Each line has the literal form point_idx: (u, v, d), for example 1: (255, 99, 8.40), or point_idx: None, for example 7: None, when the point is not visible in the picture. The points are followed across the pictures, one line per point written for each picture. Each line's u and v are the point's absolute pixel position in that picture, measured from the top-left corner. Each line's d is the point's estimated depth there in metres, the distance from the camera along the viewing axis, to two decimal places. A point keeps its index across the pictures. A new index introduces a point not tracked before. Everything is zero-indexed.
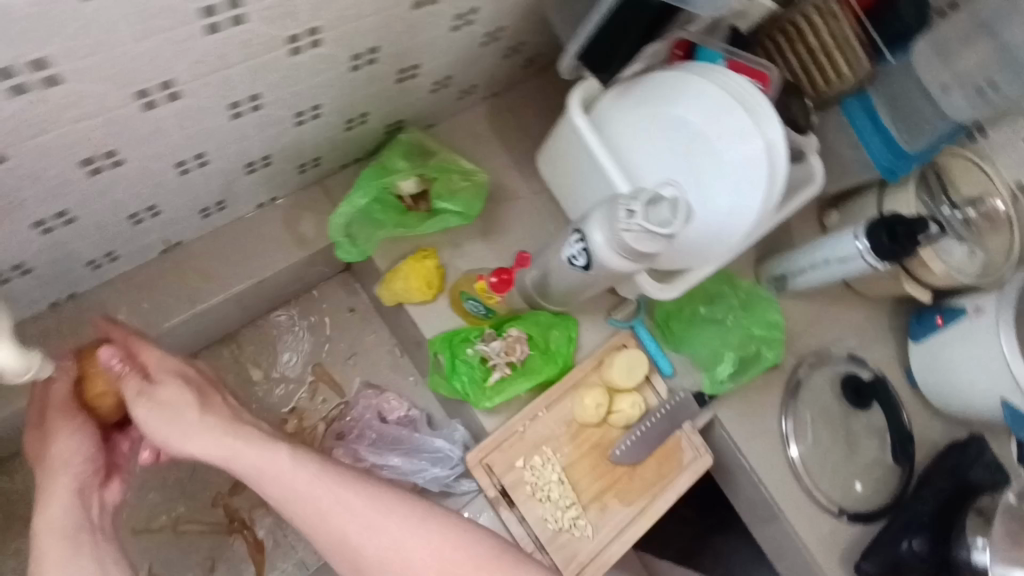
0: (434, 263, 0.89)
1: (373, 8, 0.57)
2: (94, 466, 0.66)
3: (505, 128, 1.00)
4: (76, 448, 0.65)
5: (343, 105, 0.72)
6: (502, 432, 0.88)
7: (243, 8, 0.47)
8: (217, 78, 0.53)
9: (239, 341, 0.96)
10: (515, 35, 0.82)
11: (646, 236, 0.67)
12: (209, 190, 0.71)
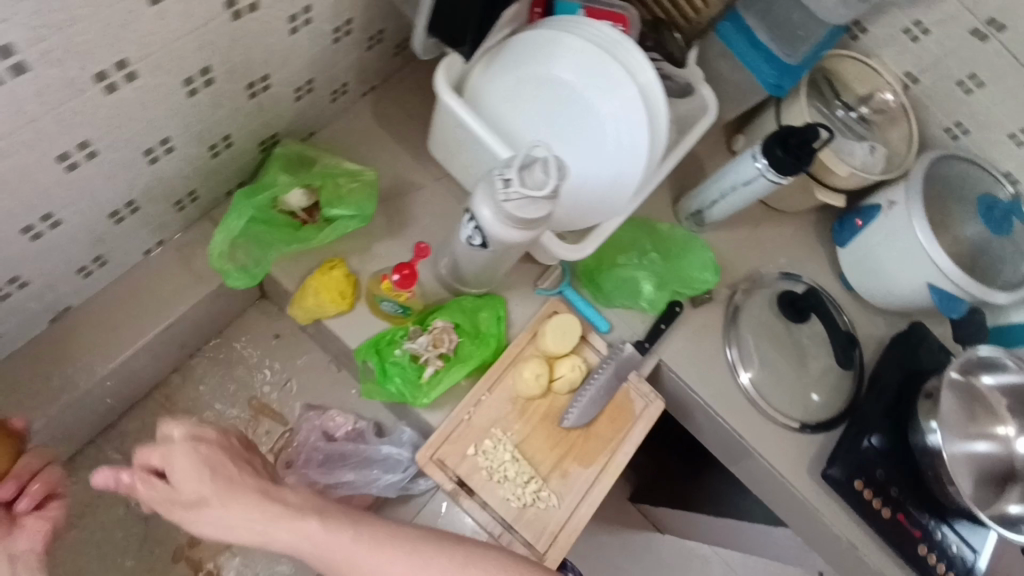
0: (343, 272, 0.87)
1: (183, 28, 0.54)
2: (16, 550, 0.64)
3: (392, 120, 0.97)
4: None
5: (196, 133, 0.69)
6: (448, 424, 0.87)
7: (20, 55, 0.45)
8: (27, 133, 0.50)
9: (168, 392, 0.94)
10: (369, 24, 0.79)
11: (527, 203, 0.66)
12: (76, 250, 0.69)
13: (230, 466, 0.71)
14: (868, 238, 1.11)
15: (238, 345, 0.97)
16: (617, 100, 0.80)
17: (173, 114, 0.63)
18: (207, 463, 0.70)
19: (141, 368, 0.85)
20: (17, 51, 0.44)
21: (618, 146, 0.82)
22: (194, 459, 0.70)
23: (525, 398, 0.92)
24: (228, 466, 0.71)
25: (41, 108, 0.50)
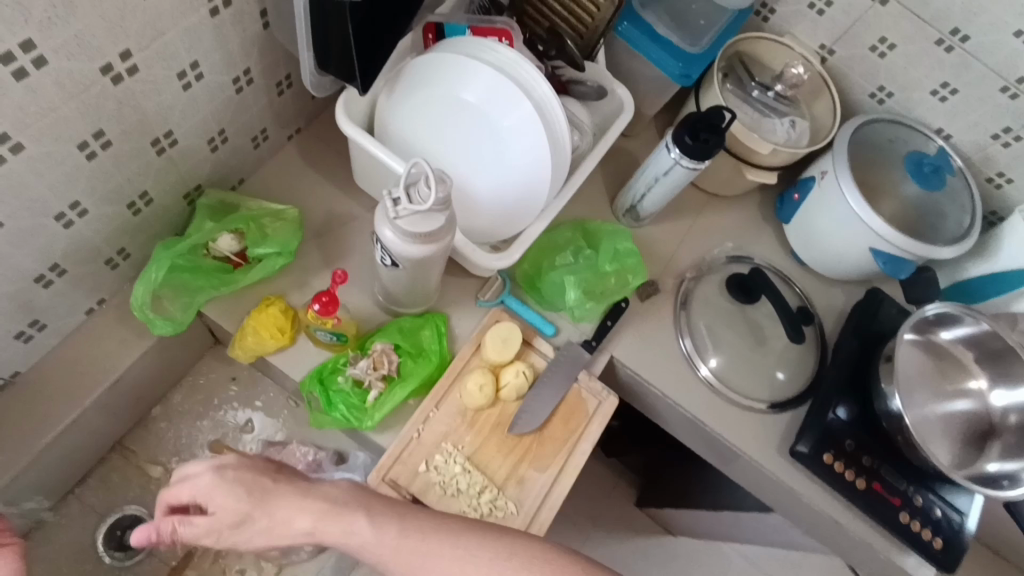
0: (280, 308, 0.89)
1: (58, 96, 0.59)
2: None
3: (321, 159, 1.01)
4: None
5: (107, 193, 0.73)
6: (398, 443, 0.88)
7: None
8: None
9: (131, 446, 0.97)
10: (271, 71, 0.84)
11: (420, 217, 0.68)
12: (7, 316, 0.73)
13: (263, 481, 0.74)
14: (807, 211, 1.11)
15: (199, 393, 1.01)
16: (515, 112, 0.83)
17: (73, 178, 0.67)
18: (235, 486, 0.73)
19: (95, 426, 0.89)
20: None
21: (525, 153, 0.84)
22: (215, 495, 0.72)
23: (473, 409, 0.92)
24: (257, 481, 0.74)
25: None
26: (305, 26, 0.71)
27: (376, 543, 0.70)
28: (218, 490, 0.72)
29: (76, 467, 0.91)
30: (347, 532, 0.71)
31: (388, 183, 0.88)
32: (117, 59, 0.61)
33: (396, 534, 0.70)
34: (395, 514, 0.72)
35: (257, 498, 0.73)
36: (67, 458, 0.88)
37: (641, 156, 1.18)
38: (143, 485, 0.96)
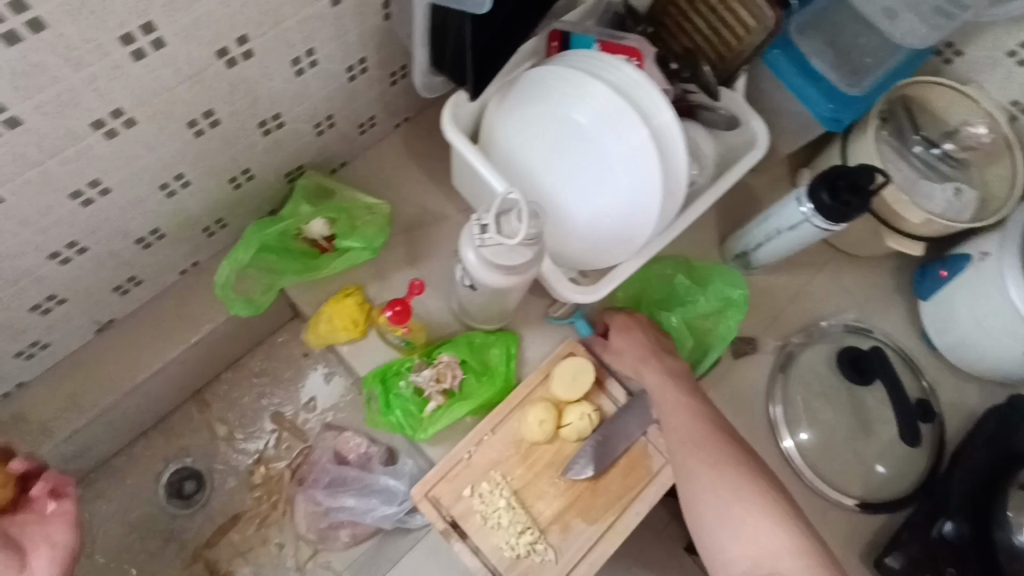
0: (356, 301, 0.89)
1: (173, 77, 0.59)
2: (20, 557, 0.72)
3: (424, 153, 0.99)
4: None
5: (211, 169, 0.74)
6: (445, 462, 0.85)
7: (13, 109, 0.51)
8: (35, 173, 0.58)
9: (201, 403, 1.01)
10: (387, 62, 0.82)
11: (506, 249, 0.63)
12: (108, 270, 0.77)
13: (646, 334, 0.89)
14: (954, 292, 0.94)
15: (272, 363, 1.03)
16: (621, 146, 0.75)
17: (180, 153, 0.68)
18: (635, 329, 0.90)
19: (172, 381, 0.93)
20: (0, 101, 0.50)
21: (626, 190, 0.77)
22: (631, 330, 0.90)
23: (529, 442, 0.87)
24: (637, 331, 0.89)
25: (34, 150, 0.56)
26: (423, 30, 0.69)
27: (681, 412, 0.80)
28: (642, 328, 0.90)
29: (152, 412, 0.96)
30: (671, 403, 0.81)
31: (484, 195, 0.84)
32: (233, 44, 0.61)
33: (694, 417, 0.79)
34: (687, 407, 0.80)
35: (641, 344, 0.88)
36: (146, 404, 0.93)
37: (764, 197, 1.06)
38: (208, 441, 1.00)
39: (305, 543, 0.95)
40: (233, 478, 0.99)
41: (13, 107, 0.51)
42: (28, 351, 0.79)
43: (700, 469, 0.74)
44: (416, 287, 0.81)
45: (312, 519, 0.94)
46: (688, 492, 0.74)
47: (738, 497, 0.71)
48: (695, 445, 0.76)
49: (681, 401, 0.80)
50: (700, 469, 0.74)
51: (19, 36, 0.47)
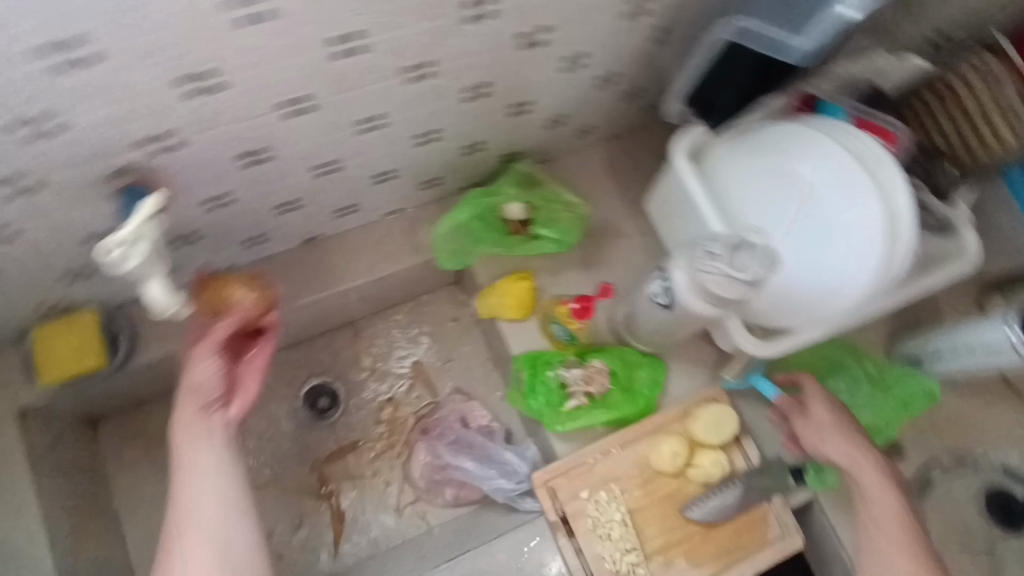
0: (528, 286, 0.95)
1: (484, 46, 0.66)
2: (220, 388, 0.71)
3: (624, 170, 1.03)
4: (205, 373, 0.70)
5: (460, 132, 0.82)
6: (572, 460, 0.89)
7: (368, 39, 0.58)
8: (347, 96, 0.65)
9: (350, 334, 1.10)
10: (632, 79, 0.88)
11: (725, 280, 0.66)
12: (341, 194, 0.86)
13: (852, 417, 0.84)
14: None
15: (421, 316, 1.11)
16: (854, 219, 0.73)
17: (448, 110, 0.76)
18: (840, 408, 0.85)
19: (341, 306, 1.01)
20: (363, 31, 0.57)
21: (841, 267, 0.75)
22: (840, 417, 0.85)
23: (655, 469, 0.90)
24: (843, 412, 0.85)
25: (358, 79, 0.63)
26: (705, 57, 0.78)
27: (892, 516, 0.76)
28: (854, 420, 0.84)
29: (315, 328, 1.05)
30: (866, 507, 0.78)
31: (683, 227, 0.85)
32: (537, 31, 0.67)
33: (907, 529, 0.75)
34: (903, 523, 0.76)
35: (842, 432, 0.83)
36: (315, 319, 1.03)
37: (944, 307, 1.03)
38: (350, 369, 1.08)
39: (412, 486, 1.02)
40: (363, 410, 1.06)
41: (367, 40, 0.58)
42: (253, 242, 0.87)
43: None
44: (609, 290, 0.94)
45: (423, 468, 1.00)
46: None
47: None
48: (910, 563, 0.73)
49: (898, 514, 0.76)
50: None
51: None
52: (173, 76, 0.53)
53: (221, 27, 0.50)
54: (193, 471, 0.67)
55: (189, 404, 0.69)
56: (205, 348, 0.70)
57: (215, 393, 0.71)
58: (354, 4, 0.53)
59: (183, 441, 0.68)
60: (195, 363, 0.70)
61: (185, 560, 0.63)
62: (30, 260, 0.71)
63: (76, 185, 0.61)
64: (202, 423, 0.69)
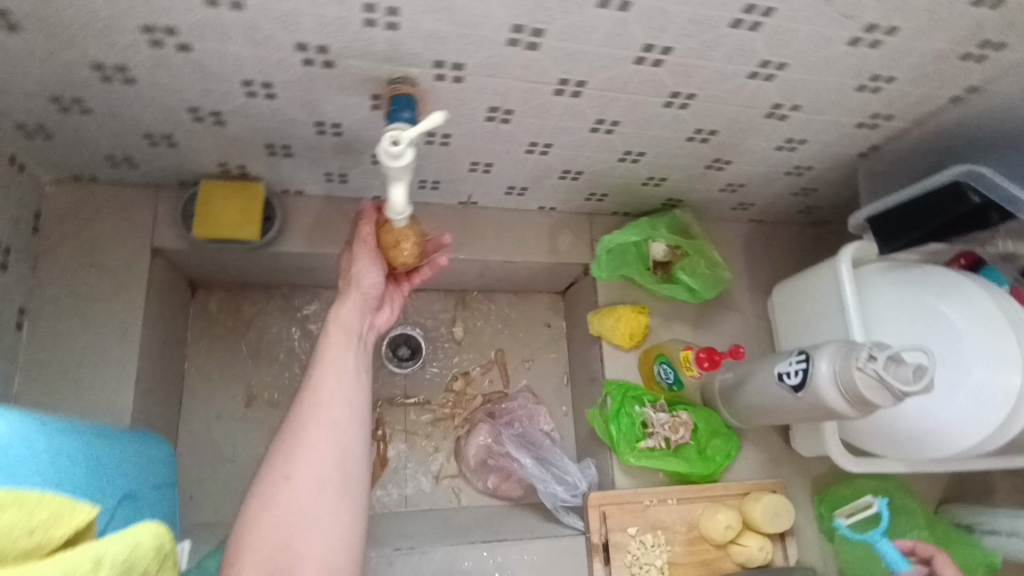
0: (645, 321, 0.98)
1: (739, 101, 0.71)
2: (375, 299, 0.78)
3: (760, 253, 1.08)
4: (373, 280, 0.77)
5: (656, 164, 0.87)
6: (630, 493, 0.92)
7: (669, 57, 0.63)
8: (610, 95, 0.69)
9: (449, 299, 1.12)
10: (816, 178, 0.93)
11: (873, 383, 0.71)
12: (525, 175, 0.89)
13: None
14: None
15: (519, 309, 1.14)
16: (986, 378, 0.76)
17: (666, 142, 0.81)
18: None
19: (462, 270, 1.04)
20: (674, 48, 0.61)
21: (947, 419, 0.79)
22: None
23: (701, 532, 0.93)
24: None
25: (632, 85, 0.68)
26: (917, 191, 0.81)
27: None
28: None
29: (426, 283, 1.08)
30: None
31: (818, 326, 0.91)
32: (788, 106, 0.73)
33: None
34: None
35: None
36: (432, 274, 1.05)
37: (996, 490, 1.08)
38: (438, 332, 1.11)
39: (459, 461, 1.04)
40: (437, 373, 1.09)
41: (670, 57, 0.63)
42: (426, 184, 0.91)
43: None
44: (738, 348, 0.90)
45: (478, 449, 1.02)
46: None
47: None
48: None
49: None
50: None
51: (739, 27, 0.58)
52: (512, 24, 0.57)
53: (583, 1, 0.54)
54: (335, 359, 0.71)
55: (350, 300, 0.75)
56: (375, 256, 0.76)
57: (372, 300, 0.77)
58: (689, 25, 0.58)
59: (335, 330, 0.73)
60: (362, 263, 0.76)
61: (307, 439, 0.66)
62: (257, 125, 0.73)
63: (355, 79, 0.65)
64: (353, 322, 0.75)
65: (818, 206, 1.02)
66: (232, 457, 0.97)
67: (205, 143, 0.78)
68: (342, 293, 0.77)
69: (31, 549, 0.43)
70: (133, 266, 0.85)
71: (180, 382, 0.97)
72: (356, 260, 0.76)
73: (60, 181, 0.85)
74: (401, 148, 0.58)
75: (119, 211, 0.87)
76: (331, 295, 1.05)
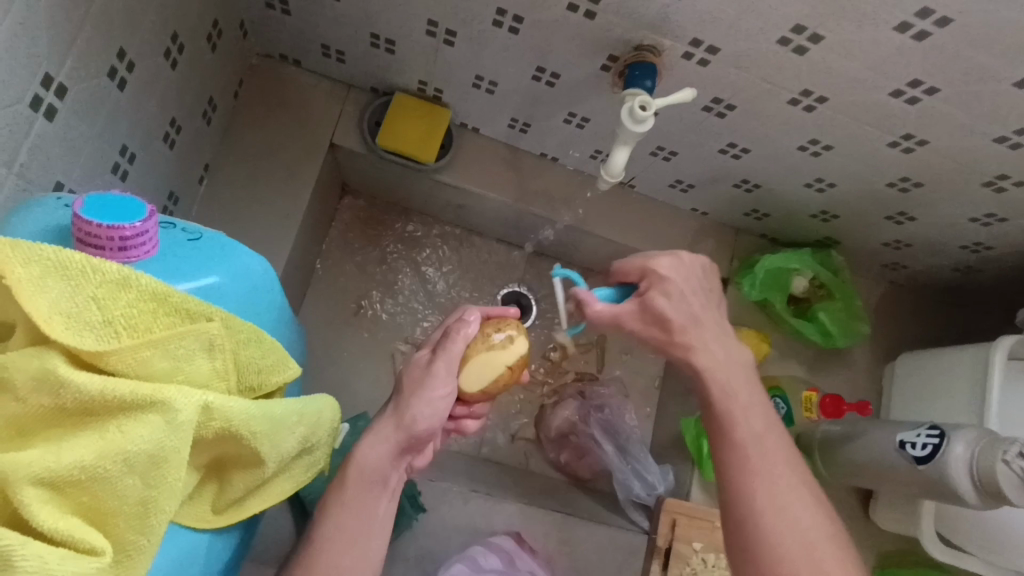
0: (764, 349, 0.96)
1: (964, 158, 0.70)
2: (413, 441, 0.59)
3: (895, 321, 1.03)
4: (428, 413, 0.59)
5: (839, 199, 0.84)
6: (705, 510, 0.89)
7: (930, 96, 0.62)
8: (841, 118, 0.68)
9: (569, 270, 1.08)
10: (989, 262, 0.89)
11: (1013, 480, 0.69)
12: (702, 174, 0.87)
13: (697, 316, 0.61)
14: None
15: None
16: None
17: (864, 181, 0.79)
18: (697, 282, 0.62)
19: (594, 251, 1.01)
20: (939, 91, 0.61)
21: None
22: (704, 280, 0.63)
23: None
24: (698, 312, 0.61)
25: (871, 116, 0.67)
26: None
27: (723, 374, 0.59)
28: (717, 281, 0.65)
29: (551, 252, 1.06)
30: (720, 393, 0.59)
31: (938, 404, 0.88)
32: (1012, 180, 0.71)
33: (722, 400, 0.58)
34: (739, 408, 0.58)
35: (702, 303, 0.62)
36: (561, 246, 1.03)
37: None
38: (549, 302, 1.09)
39: (539, 428, 1.01)
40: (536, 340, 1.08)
41: (929, 99, 0.63)
42: (597, 156, 0.88)
43: (770, 491, 0.54)
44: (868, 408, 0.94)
45: (561, 422, 0.98)
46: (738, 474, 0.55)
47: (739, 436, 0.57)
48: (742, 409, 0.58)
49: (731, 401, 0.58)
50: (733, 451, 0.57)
51: (1019, 86, 0.58)
52: (795, 23, 0.57)
53: (884, 21, 0.55)
54: (342, 525, 0.57)
55: (388, 443, 0.59)
56: (449, 389, 0.60)
57: (417, 445, 0.61)
58: (970, 71, 0.58)
59: (352, 482, 0.58)
60: (428, 399, 0.59)
61: None
62: (481, 54, 0.74)
63: (606, 36, 0.65)
64: (383, 468, 0.59)
65: (972, 290, 0.98)
66: (335, 359, 0.98)
67: (419, 58, 0.78)
68: (381, 423, 0.60)
69: (261, 389, 0.44)
70: (308, 154, 0.86)
71: (308, 276, 0.98)
72: (418, 393, 0.60)
73: (266, 57, 0.86)
74: (647, 115, 0.62)
75: (309, 100, 0.87)
76: (459, 236, 1.05)
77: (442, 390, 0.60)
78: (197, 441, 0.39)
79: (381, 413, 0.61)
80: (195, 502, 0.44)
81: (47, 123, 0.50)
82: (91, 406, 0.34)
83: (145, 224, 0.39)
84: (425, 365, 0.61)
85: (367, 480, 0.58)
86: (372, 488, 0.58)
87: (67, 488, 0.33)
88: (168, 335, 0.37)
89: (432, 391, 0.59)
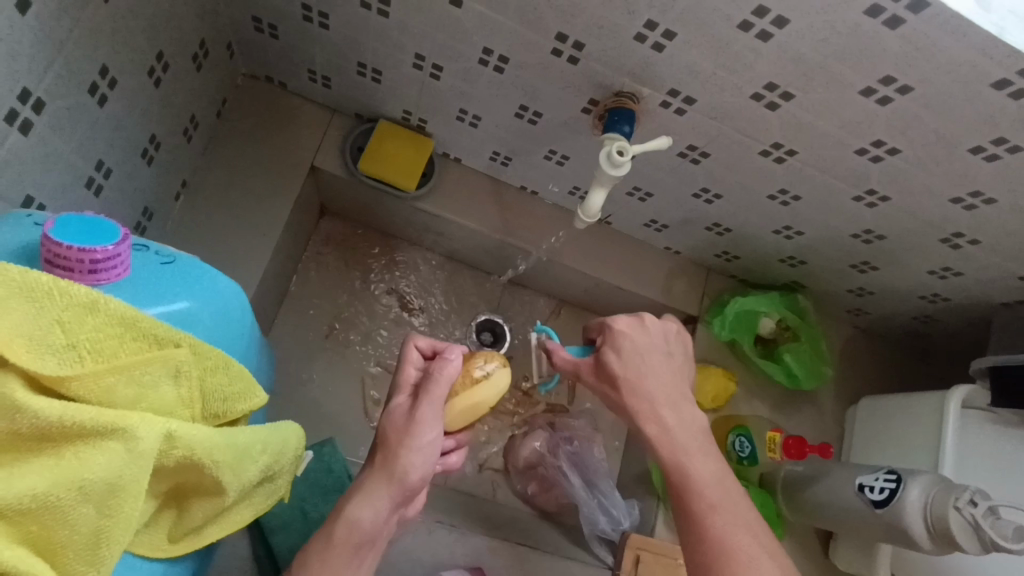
0: (731, 388, 0.98)
1: (922, 215, 0.74)
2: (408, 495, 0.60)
3: (857, 364, 1.06)
4: (425, 464, 0.59)
5: (807, 246, 0.87)
6: (667, 546, 0.87)
7: (892, 156, 0.66)
8: (809, 171, 0.71)
9: (545, 301, 1.09)
10: (946, 313, 0.92)
11: (966, 529, 0.71)
12: (677, 214, 0.89)
13: (663, 366, 0.65)
14: None
15: None
16: None
17: (830, 230, 0.82)
18: (661, 347, 0.67)
19: (569, 283, 1.02)
20: (900, 152, 0.65)
21: None
22: (665, 343, 0.67)
23: None
24: (651, 365, 0.65)
25: (837, 170, 0.70)
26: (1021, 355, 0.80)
27: (677, 423, 0.63)
28: (684, 344, 0.69)
29: (526, 283, 1.07)
30: (672, 443, 0.61)
31: (895, 450, 0.90)
32: (967, 238, 0.75)
33: (675, 446, 0.61)
34: (698, 454, 0.61)
35: (660, 362, 0.66)
36: (538, 277, 1.04)
37: None
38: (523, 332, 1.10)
39: (507, 458, 1.00)
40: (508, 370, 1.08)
41: (892, 159, 0.66)
42: (575, 193, 0.90)
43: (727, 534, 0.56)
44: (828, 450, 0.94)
45: (530, 452, 0.98)
46: (702, 543, 0.56)
47: (694, 477, 0.59)
48: (695, 452, 0.61)
49: (692, 447, 0.61)
50: (685, 495, 0.58)
51: (973, 152, 0.62)
52: (767, 81, 0.60)
53: (850, 85, 0.58)
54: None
55: (382, 496, 0.58)
56: (436, 434, 0.59)
57: (410, 495, 0.60)
58: (930, 135, 0.61)
59: (341, 538, 0.58)
60: (419, 451, 0.58)
61: None
62: (466, 89, 0.76)
63: (589, 82, 0.68)
64: (373, 524, 0.59)
65: (929, 339, 1.01)
66: (304, 380, 0.97)
67: (406, 89, 0.80)
68: (372, 480, 0.59)
69: (225, 416, 0.43)
70: (289, 176, 0.86)
71: (281, 295, 0.97)
72: (408, 443, 0.58)
73: (251, 78, 0.87)
74: (624, 159, 0.65)
75: (292, 122, 0.87)
76: (435, 262, 1.05)
77: (429, 436, 0.59)
78: (157, 468, 0.39)
79: (374, 451, 0.61)
80: (151, 531, 0.43)
81: (21, 136, 0.50)
82: (49, 432, 0.34)
83: (118, 249, 0.39)
84: (409, 414, 0.59)
85: (354, 537, 0.58)
86: (360, 546, 0.59)
87: (17, 517, 0.32)
88: (135, 359, 0.37)
89: (421, 438, 0.58)
